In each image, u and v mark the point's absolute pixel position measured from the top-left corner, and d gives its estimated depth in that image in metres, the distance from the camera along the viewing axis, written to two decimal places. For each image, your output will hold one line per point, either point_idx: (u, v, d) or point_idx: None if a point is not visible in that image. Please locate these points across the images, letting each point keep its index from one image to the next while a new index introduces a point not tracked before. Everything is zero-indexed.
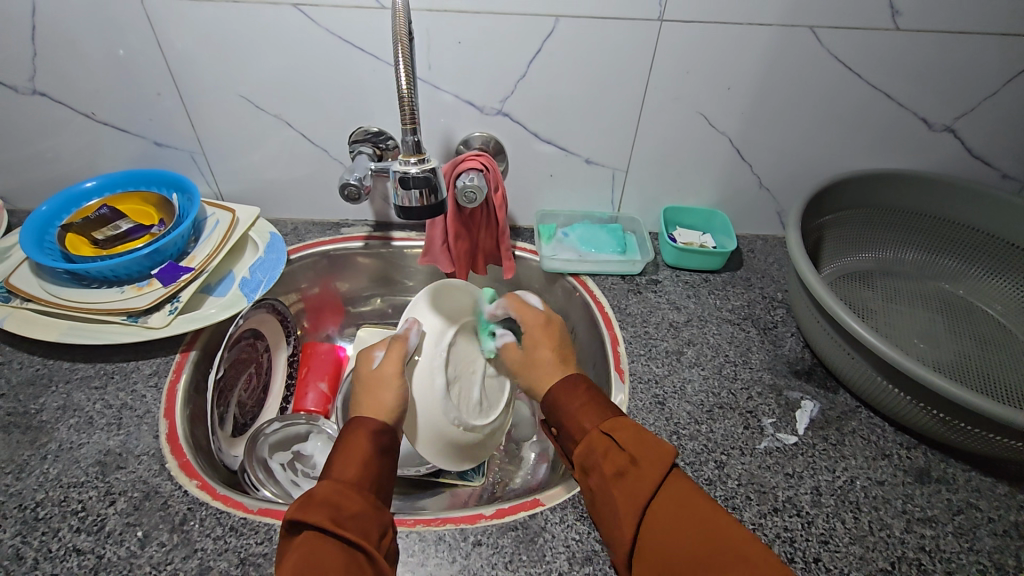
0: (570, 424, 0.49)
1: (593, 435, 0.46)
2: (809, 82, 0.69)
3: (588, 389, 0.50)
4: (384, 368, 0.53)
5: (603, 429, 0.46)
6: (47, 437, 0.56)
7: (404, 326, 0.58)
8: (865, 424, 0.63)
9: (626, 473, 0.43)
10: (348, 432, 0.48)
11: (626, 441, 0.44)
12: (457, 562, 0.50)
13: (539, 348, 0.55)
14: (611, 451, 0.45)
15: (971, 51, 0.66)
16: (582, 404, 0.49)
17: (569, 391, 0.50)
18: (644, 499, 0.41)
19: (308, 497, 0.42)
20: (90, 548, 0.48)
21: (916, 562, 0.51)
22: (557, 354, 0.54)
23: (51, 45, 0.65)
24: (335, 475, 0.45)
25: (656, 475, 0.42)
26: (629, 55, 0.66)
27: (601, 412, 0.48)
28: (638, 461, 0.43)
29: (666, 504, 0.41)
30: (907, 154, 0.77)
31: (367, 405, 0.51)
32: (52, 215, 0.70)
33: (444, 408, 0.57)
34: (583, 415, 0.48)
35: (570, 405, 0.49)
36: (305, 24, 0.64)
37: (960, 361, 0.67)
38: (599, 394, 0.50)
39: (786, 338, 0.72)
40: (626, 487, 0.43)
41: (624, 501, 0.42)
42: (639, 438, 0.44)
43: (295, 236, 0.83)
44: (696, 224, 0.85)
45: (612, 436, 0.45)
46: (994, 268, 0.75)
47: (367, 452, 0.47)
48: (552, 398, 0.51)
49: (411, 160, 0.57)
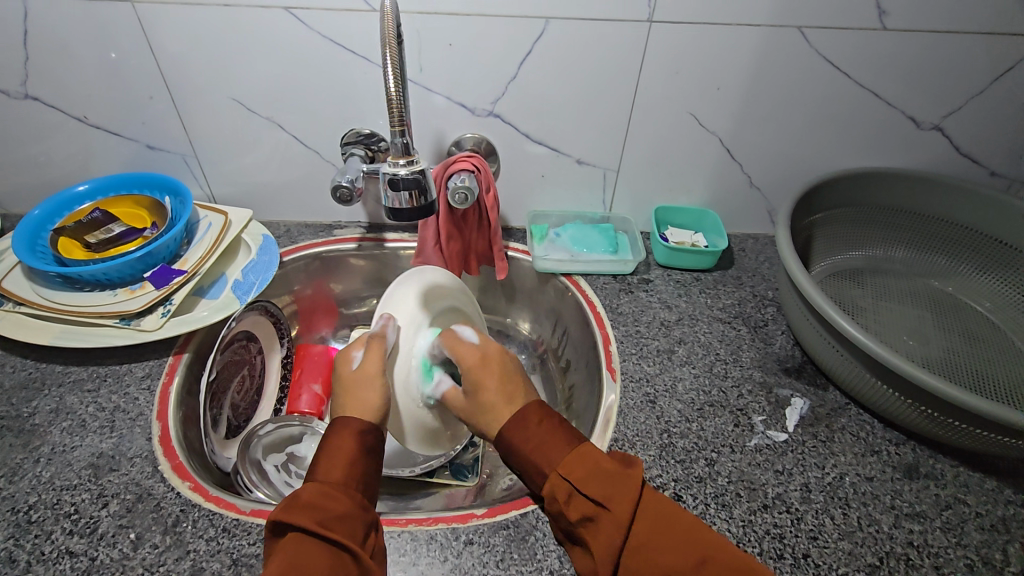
0: (528, 467, 0.46)
1: (554, 478, 0.44)
2: (798, 81, 0.70)
3: (545, 420, 0.47)
4: (365, 365, 0.53)
5: (562, 470, 0.44)
6: (40, 441, 0.57)
7: (380, 322, 0.59)
8: (854, 421, 0.63)
9: (596, 518, 0.42)
10: (335, 433, 0.48)
11: (586, 481, 0.43)
12: (449, 561, 0.50)
13: (483, 385, 0.50)
14: (574, 496, 0.43)
15: (957, 50, 0.67)
16: (535, 443, 0.46)
17: (520, 428, 0.47)
18: (617, 545, 0.41)
19: (293, 500, 0.43)
20: (83, 551, 0.49)
21: (904, 557, 0.52)
22: (501, 388, 0.50)
23: (43, 49, 0.66)
24: (321, 477, 0.45)
25: (625, 515, 0.41)
26: (619, 55, 0.67)
27: (559, 448, 0.46)
28: (606, 507, 0.42)
29: (642, 543, 0.41)
30: (896, 153, 0.78)
31: (349, 404, 0.51)
32: (44, 219, 0.70)
33: (416, 398, 0.58)
34: (539, 452, 0.46)
35: (524, 447, 0.46)
36: (297, 27, 0.64)
37: (948, 357, 0.68)
38: (555, 427, 0.47)
39: (776, 336, 0.72)
40: (597, 533, 0.42)
41: (599, 545, 0.42)
42: (600, 480, 0.43)
43: (288, 238, 0.84)
44: (688, 223, 0.86)
45: (570, 478, 0.44)
46: (983, 265, 0.76)
47: (353, 453, 0.47)
48: (507, 443, 0.47)
49: (400, 162, 0.57)
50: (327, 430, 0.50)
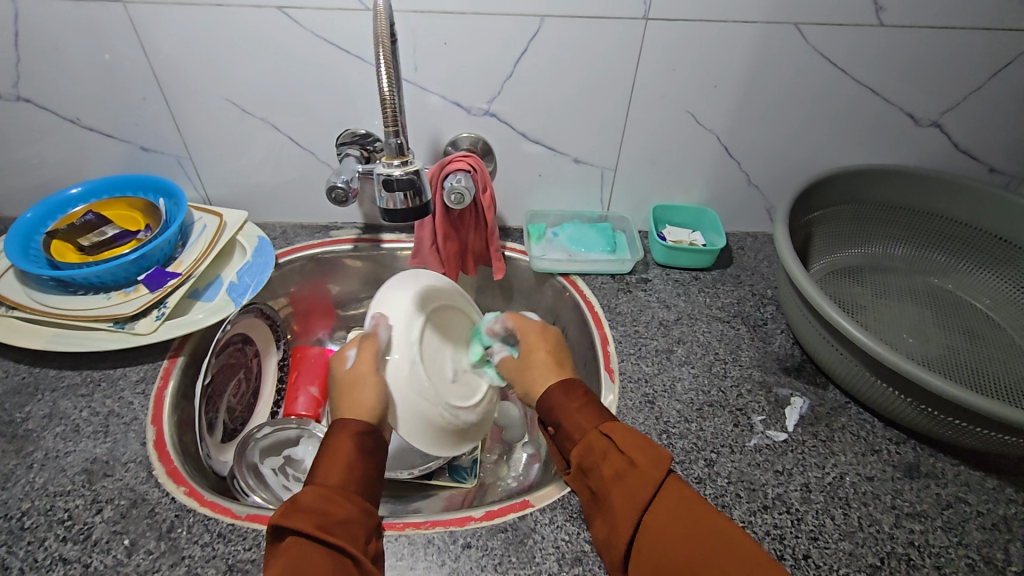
0: (566, 425, 0.48)
1: (592, 436, 0.46)
2: (795, 78, 0.69)
3: (588, 391, 0.50)
4: (361, 364, 0.53)
5: (603, 429, 0.46)
6: (33, 446, 0.56)
7: (371, 323, 0.58)
8: (854, 420, 0.63)
9: (626, 475, 0.44)
10: (333, 436, 0.48)
11: (626, 441, 0.45)
12: (446, 564, 0.50)
13: (535, 352, 0.55)
14: (609, 453, 0.45)
15: (954, 47, 0.66)
16: (578, 405, 0.49)
17: (567, 390, 0.50)
18: (646, 499, 0.42)
19: (294, 504, 0.42)
20: (77, 557, 0.48)
21: (905, 557, 0.51)
22: (551, 358, 0.54)
23: (34, 52, 0.65)
24: (322, 479, 0.45)
25: (656, 474, 0.43)
26: (615, 53, 0.66)
27: (600, 412, 0.48)
28: (637, 464, 0.43)
29: (668, 508, 0.42)
30: (894, 150, 0.77)
31: (349, 404, 0.51)
32: (37, 222, 0.69)
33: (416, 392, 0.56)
34: (577, 415, 0.48)
35: (569, 404, 0.49)
36: (289, 27, 0.63)
37: (948, 355, 0.68)
38: (597, 398, 0.50)
39: (775, 335, 0.72)
40: (624, 487, 0.43)
41: (623, 501, 0.43)
42: (637, 440, 0.45)
43: (283, 240, 0.83)
44: (685, 221, 0.85)
45: (612, 436, 0.46)
46: (984, 262, 0.75)
47: (353, 454, 0.47)
48: (549, 403, 0.50)
49: (394, 163, 0.56)
50: (326, 430, 0.49)
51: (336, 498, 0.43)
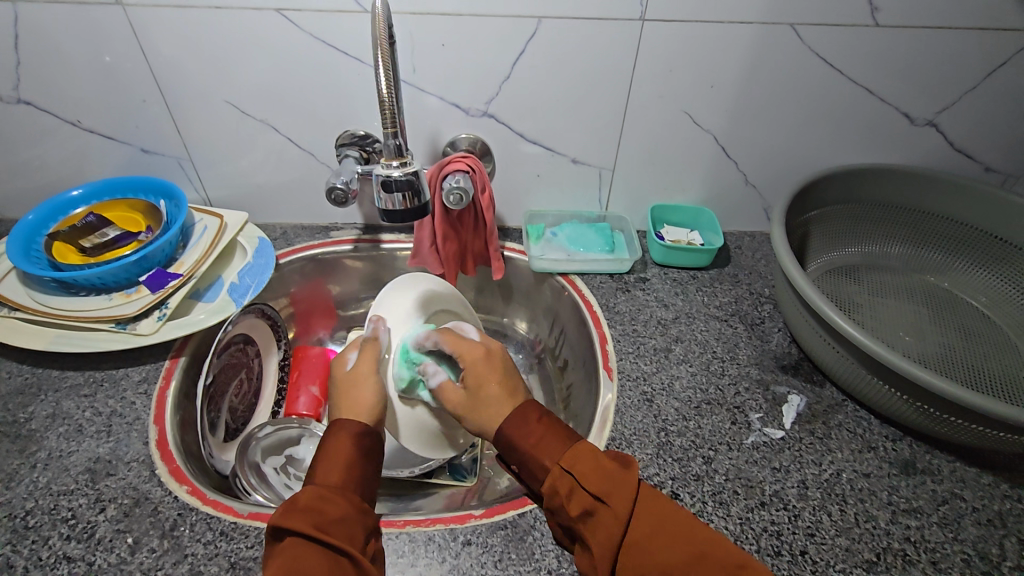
0: (531, 462, 0.47)
1: (555, 473, 0.45)
2: (791, 77, 0.70)
3: (543, 417, 0.49)
4: (360, 365, 0.56)
5: (564, 465, 0.45)
6: (36, 446, 0.57)
7: (370, 325, 0.60)
8: (851, 418, 0.63)
9: (596, 514, 0.43)
10: (329, 440, 0.50)
11: (589, 475, 0.44)
12: (447, 562, 0.50)
13: (486, 381, 0.52)
14: (574, 490, 0.44)
15: (948, 46, 0.67)
16: (537, 439, 0.48)
17: (524, 425, 0.49)
18: (618, 539, 0.42)
19: (291, 505, 0.43)
20: (80, 556, 0.49)
21: (901, 552, 0.52)
22: (503, 387, 0.52)
23: (36, 55, 0.65)
24: (319, 480, 0.46)
25: (625, 508, 0.42)
26: (612, 54, 0.67)
27: (561, 442, 0.47)
28: (607, 500, 0.43)
29: (642, 540, 0.41)
30: (889, 149, 0.78)
31: (346, 404, 0.53)
32: (39, 224, 0.70)
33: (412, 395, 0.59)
34: (536, 454, 0.47)
35: (526, 443, 0.48)
36: (289, 29, 0.64)
37: (945, 353, 0.68)
38: (556, 424, 0.49)
39: (773, 333, 0.72)
40: (596, 527, 0.43)
41: (602, 538, 0.43)
42: (603, 472, 0.44)
43: (284, 241, 0.84)
44: (683, 221, 0.86)
45: (573, 472, 0.45)
46: (979, 261, 0.76)
47: (349, 455, 0.49)
48: (507, 437, 0.49)
49: (393, 164, 0.57)
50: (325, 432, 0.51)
51: (331, 497, 0.44)
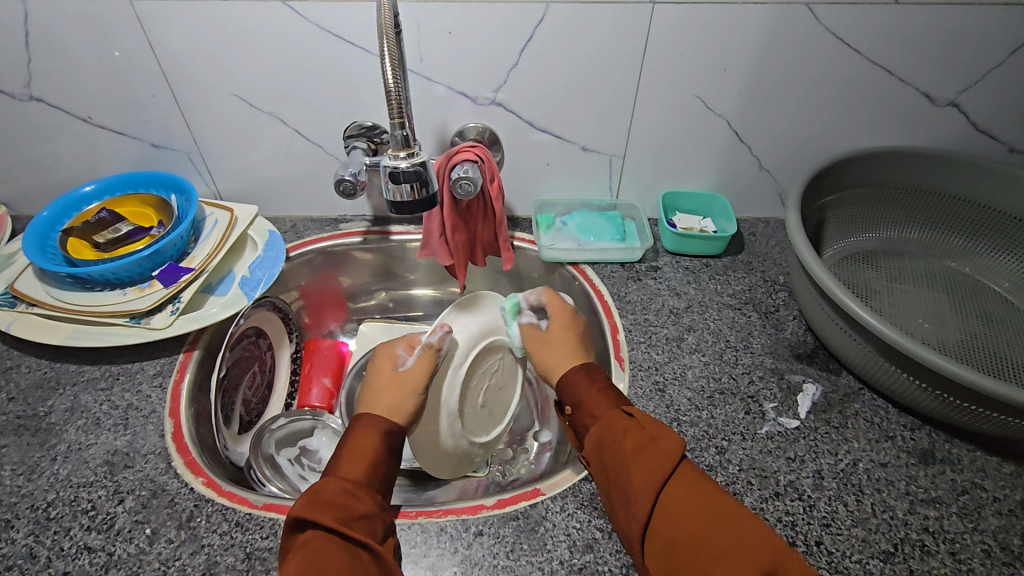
0: (585, 408, 0.53)
1: (612, 417, 0.50)
2: (807, 59, 0.68)
3: (605, 378, 0.55)
4: (416, 367, 0.58)
5: (625, 412, 0.51)
6: (56, 439, 0.58)
7: (438, 333, 0.60)
8: (868, 407, 0.62)
9: (643, 450, 0.46)
10: (354, 434, 0.51)
11: (648, 420, 0.49)
12: (459, 552, 0.50)
13: (564, 338, 0.61)
14: (626, 431, 0.48)
15: (972, 23, 0.64)
16: (597, 391, 0.54)
17: (590, 378, 0.55)
18: (661, 479, 0.44)
19: (315, 496, 0.45)
20: (101, 546, 0.50)
21: (919, 543, 0.51)
22: (576, 350, 0.60)
23: (45, 52, 0.66)
24: (342, 473, 0.48)
25: (675, 451, 0.45)
26: (622, 38, 0.65)
27: (615, 400, 0.52)
28: (658, 440, 0.46)
29: (684, 483, 0.44)
30: (909, 131, 0.76)
31: (380, 406, 0.55)
32: (53, 220, 0.71)
33: (446, 416, 0.62)
34: (595, 400, 0.53)
35: (589, 390, 0.54)
36: (294, 20, 0.63)
37: (965, 340, 0.66)
38: (616, 386, 0.55)
39: (788, 321, 0.71)
40: (642, 465, 0.45)
41: (641, 477, 0.45)
42: (659, 423, 0.48)
43: (294, 234, 0.84)
44: (695, 208, 0.84)
45: (633, 416, 0.50)
46: (1001, 245, 0.74)
47: (373, 451, 0.50)
48: (572, 384, 0.55)
49: (400, 155, 0.57)
50: (351, 428, 0.53)
51: (356, 492, 0.46)
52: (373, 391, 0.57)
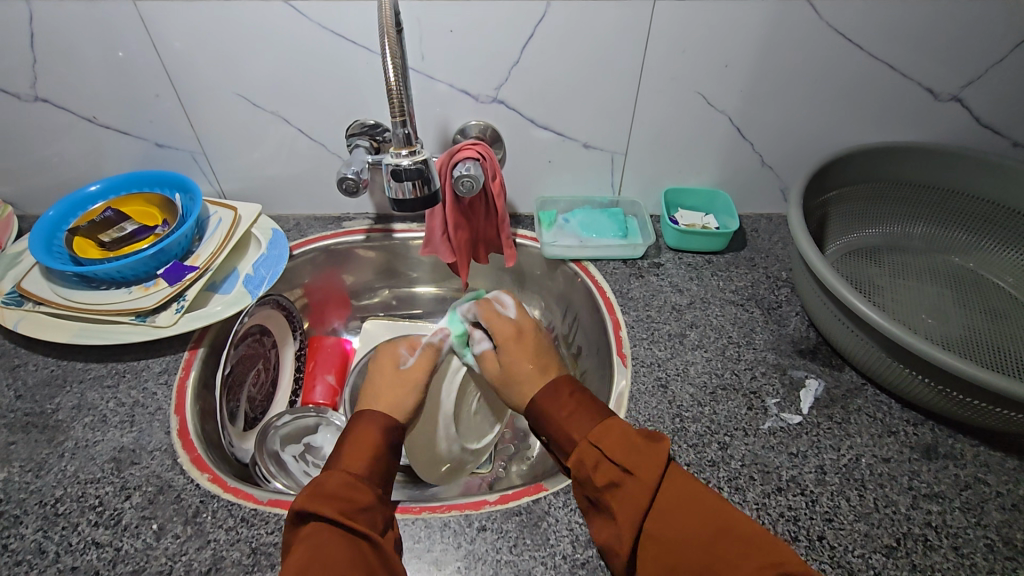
0: (559, 434, 0.52)
1: (583, 445, 0.49)
2: (809, 55, 0.68)
3: (576, 392, 0.54)
4: (418, 365, 0.60)
5: (591, 439, 0.49)
6: (64, 436, 0.58)
7: (437, 335, 0.63)
8: (871, 402, 0.62)
9: (621, 484, 0.46)
10: (357, 428, 0.52)
11: (614, 447, 0.47)
12: (462, 547, 0.51)
13: (521, 362, 0.58)
14: (601, 463, 0.47)
15: (975, 18, 0.64)
16: (569, 410, 0.52)
17: (553, 399, 0.54)
18: (642, 509, 0.44)
19: (317, 490, 0.46)
20: (109, 541, 0.50)
21: (922, 538, 0.51)
22: (537, 366, 0.58)
23: (50, 53, 0.66)
24: (344, 466, 0.49)
25: (652, 479, 0.45)
26: (623, 36, 0.65)
27: (592, 418, 0.51)
28: (633, 472, 0.45)
29: (664, 510, 0.44)
30: (913, 126, 0.75)
31: (383, 401, 0.57)
32: (59, 219, 0.71)
33: (442, 420, 0.64)
34: (569, 421, 0.52)
35: (558, 414, 0.53)
36: (296, 19, 0.63)
37: (969, 335, 0.66)
38: (586, 399, 0.53)
39: (790, 317, 0.71)
40: (622, 502, 0.45)
41: (624, 509, 0.45)
42: (629, 449, 0.47)
43: (297, 232, 0.84)
44: (698, 205, 0.84)
45: (600, 446, 0.48)
46: (1005, 240, 0.73)
47: (376, 444, 0.51)
48: (541, 407, 0.54)
49: (403, 153, 0.57)
50: (354, 420, 0.54)
51: (357, 485, 0.47)
52: (376, 386, 0.59)
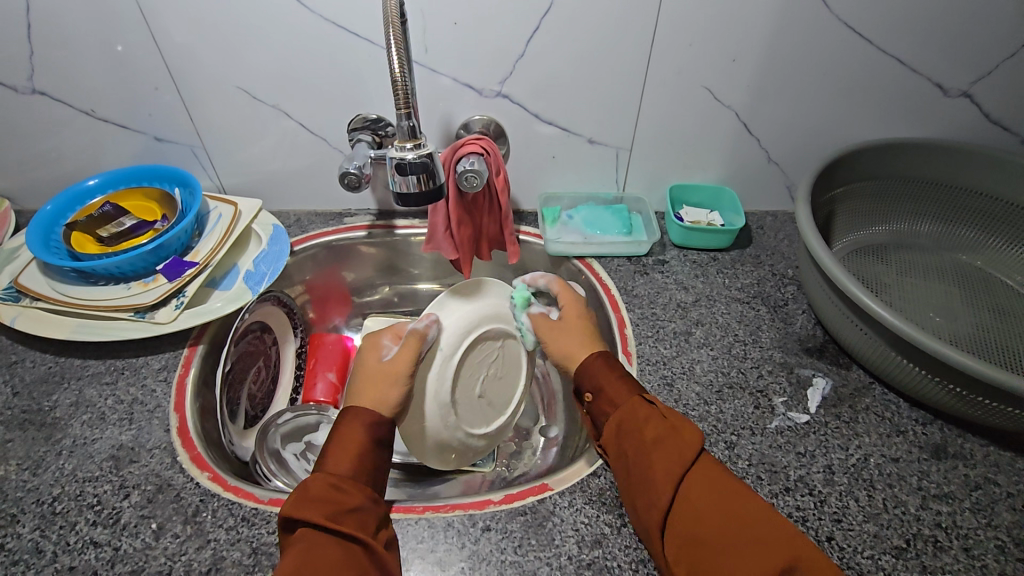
0: (606, 391, 0.52)
1: (632, 404, 0.50)
2: (818, 50, 0.67)
3: (620, 364, 0.56)
4: (403, 356, 0.56)
5: (641, 399, 0.51)
6: (61, 434, 0.57)
7: (423, 321, 0.59)
8: (879, 401, 0.61)
9: (666, 441, 0.47)
10: (342, 426, 0.51)
11: (667, 412, 0.49)
12: (466, 548, 0.50)
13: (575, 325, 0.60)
14: (649, 420, 0.49)
15: (986, 13, 0.63)
16: (615, 374, 0.54)
17: (606, 361, 0.55)
18: (684, 468, 0.45)
19: (305, 493, 0.45)
20: (107, 541, 0.50)
21: (932, 539, 0.50)
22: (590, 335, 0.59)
23: (48, 44, 0.65)
24: (330, 466, 0.48)
25: (691, 447, 0.46)
26: (629, 29, 0.64)
27: (634, 386, 0.53)
28: (677, 433, 0.47)
29: (701, 477, 0.45)
30: (921, 122, 0.75)
31: (368, 397, 0.54)
32: (56, 214, 0.70)
33: (437, 406, 0.60)
34: (615, 383, 0.53)
35: (607, 372, 0.54)
36: (299, 11, 0.63)
37: (978, 334, 0.66)
38: (630, 371, 0.55)
39: (797, 315, 0.70)
40: (665, 452, 0.46)
41: (665, 463, 0.46)
42: (679, 414, 0.49)
43: (298, 228, 0.83)
44: (703, 201, 0.84)
45: (656, 404, 0.50)
46: (1014, 238, 0.73)
47: (360, 442, 0.50)
48: (587, 366, 0.55)
49: (407, 146, 0.56)
50: (338, 418, 0.52)
51: (344, 487, 0.46)
52: (362, 380, 0.56)
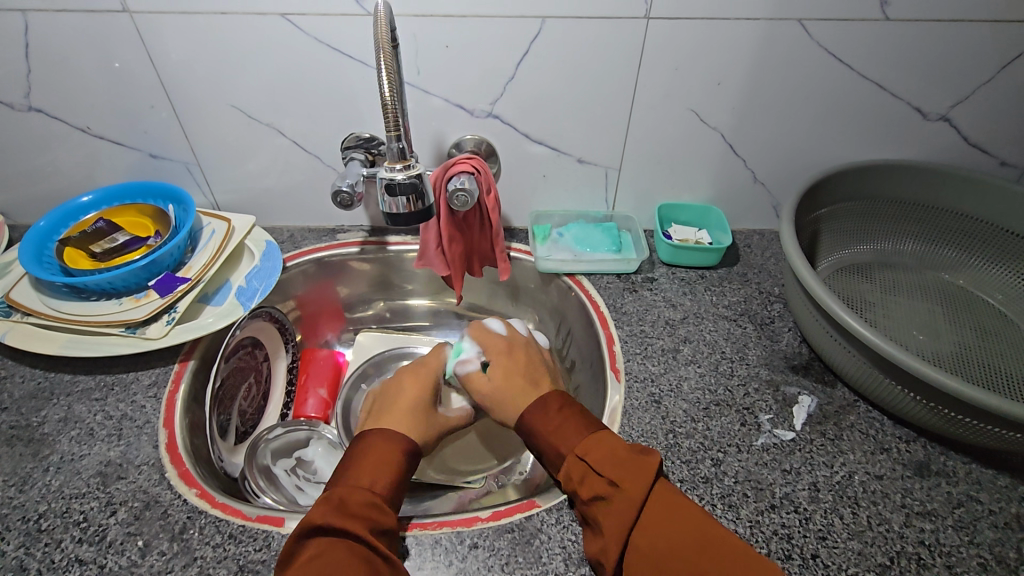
0: (549, 449, 0.53)
1: (570, 459, 0.50)
2: (799, 73, 0.69)
3: (565, 409, 0.54)
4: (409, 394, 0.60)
5: (578, 453, 0.50)
6: (49, 450, 0.57)
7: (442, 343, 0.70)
8: (863, 418, 0.62)
9: (610, 497, 0.46)
10: (377, 439, 0.53)
11: (601, 461, 0.48)
12: (454, 564, 0.50)
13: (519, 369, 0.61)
14: (587, 476, 0.48)
15: (961, 41, 0.65)
16: (556, 426, 0.53)
17: (545, 414, 0.54)
18: (631, 520, 0.45)
19: (342, 504, 0.46)
20: (92, 558, 0.49)
21: (916, 557, 0.51)
22: (529, 379, 0.59)
23: (46, 64, 0.66)
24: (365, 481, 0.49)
25: (640, 492, 0.45)
26: (617, 53, 0.66)
27: (579, 428, 0.52)
28: (620, 486, 0.46)
29: (653, 524, 0.44)
30: (901, 144, 0.77)
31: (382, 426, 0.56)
32: (50, 230, 0.71)
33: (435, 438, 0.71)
34: (564, 426, 0.53)
35: (547, 429, 0.53)
36: (292, 33, 0.64)
37: (959, 352, 0.67)
38: (580, 411, 0.54)
39: (783, 333, 0.71)
40: (609, 512, 0.46)
41: (611, 524, 0.45)
42: (618, 460, 0.48)
43: (291, 244, 0.84)
44: (691, 220, 0.85)
45: (586, 458, 0.49)
46: (995, 257, 0.74)
47: (399, 462, 0.52)
48: (531, 426, 0.54)
49: (397, 167, 0.57)
50: (363, 437, 0.54)
51: (383, 506, 0.47)
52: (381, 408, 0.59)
